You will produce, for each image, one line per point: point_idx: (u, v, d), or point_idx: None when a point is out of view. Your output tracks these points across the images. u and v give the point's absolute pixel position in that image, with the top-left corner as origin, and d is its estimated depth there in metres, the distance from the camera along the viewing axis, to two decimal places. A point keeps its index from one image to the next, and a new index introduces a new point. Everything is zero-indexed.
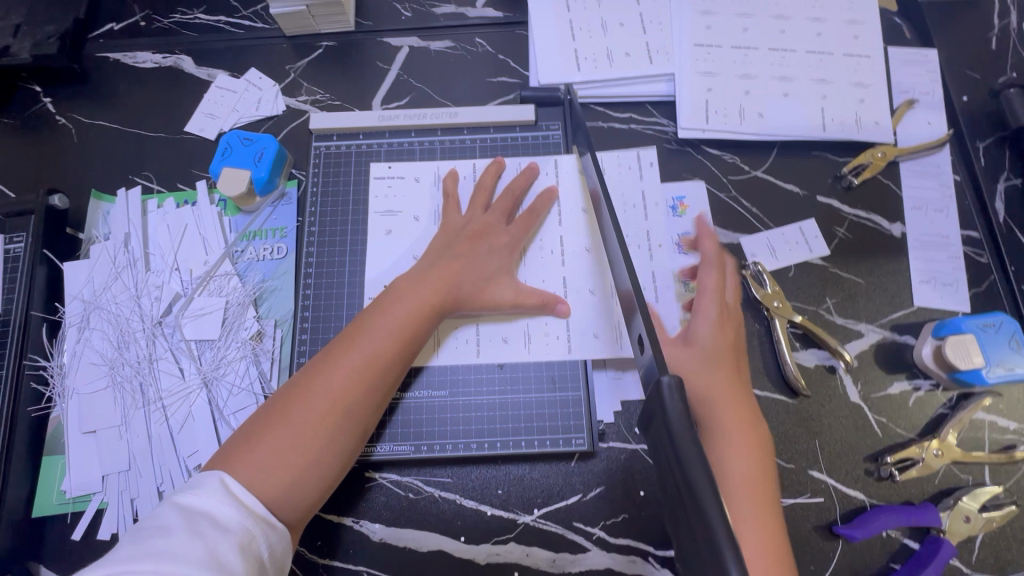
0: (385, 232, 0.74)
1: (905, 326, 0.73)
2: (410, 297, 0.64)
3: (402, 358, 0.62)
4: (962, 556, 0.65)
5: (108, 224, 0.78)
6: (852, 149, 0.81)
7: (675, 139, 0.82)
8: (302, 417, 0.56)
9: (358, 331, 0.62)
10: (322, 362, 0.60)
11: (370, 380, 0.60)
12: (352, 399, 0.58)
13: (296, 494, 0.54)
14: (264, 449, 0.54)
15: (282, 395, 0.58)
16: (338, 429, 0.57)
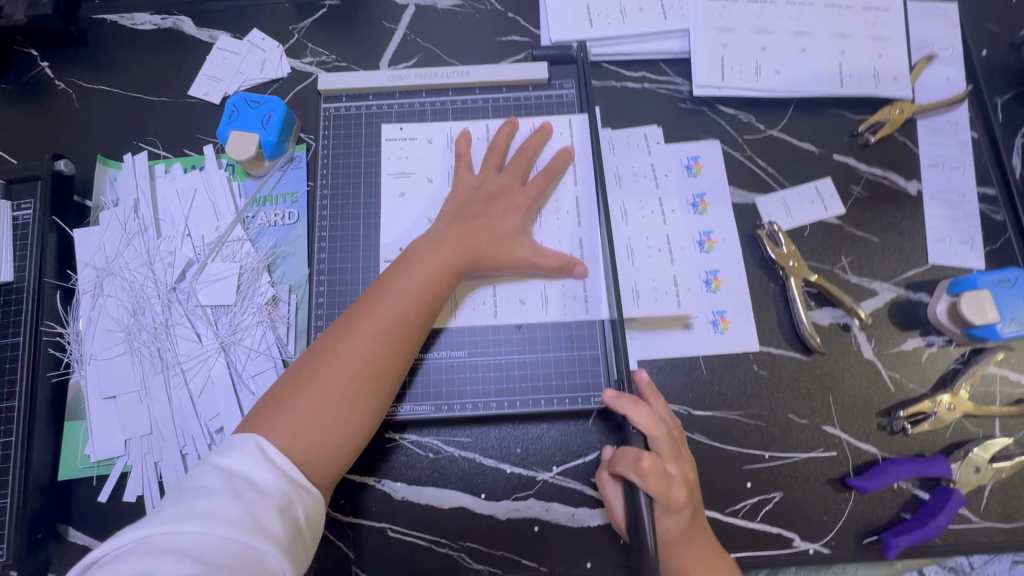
0: (399, 194, 0.74)
1: (919, 284, 0.74)
2: (429, 260, 0.64)
3: (423, 320, 0.62)
4: (971, 505, 0.66)
5: (115, 190, 0.77)
6: (869, 106, 0.80)
7: (689, 98, 0.80)
8: (328, 379, 0.57)
9: (378, 294, 0.62)
10: (345, 326, 0.60)
11: (393, 342, 0.60)
12: (376, 361, 0.59)
13: (328, 455, 0.56)
14: (294, 412, 0.55)
15: (307, 359, 0.59)
16: (364, 391, 0.58)
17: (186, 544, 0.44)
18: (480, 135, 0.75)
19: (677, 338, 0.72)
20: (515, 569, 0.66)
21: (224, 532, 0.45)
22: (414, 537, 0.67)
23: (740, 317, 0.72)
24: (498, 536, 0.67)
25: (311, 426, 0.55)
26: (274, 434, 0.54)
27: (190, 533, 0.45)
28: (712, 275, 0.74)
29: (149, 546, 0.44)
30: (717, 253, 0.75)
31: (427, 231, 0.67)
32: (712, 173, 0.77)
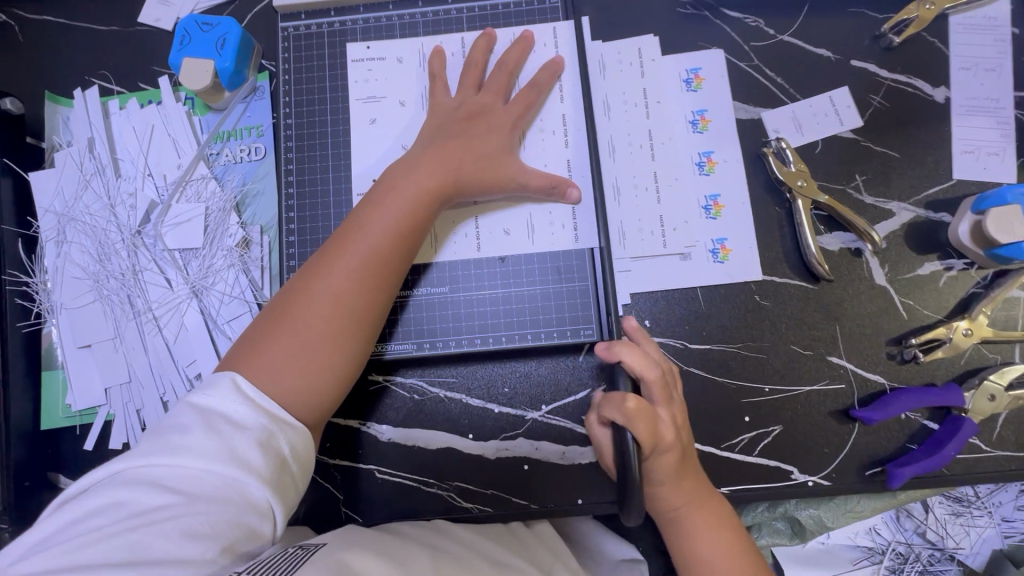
0: (370, 120, 0.68)
1: (941, 203, 0.67)
2: (407, 188, 0.59)
3: (402, 254, 0.58)
4: (983, 435, 0.63)
5: (69, 130, 0.71)
6: (894, 3, 0.70)
7: (691, 1, 0.71)
8: (304, 322, 0.53)
9: (353, 229, 0.57)
10: (317, 265, 0.56)
11: (371, 279, 0.56)
12: (355, 301, 0.55)
13: (309, 399, 0.53)
14: (269, 357, 0.52)
15: (280, 302, 0.56)
16: (343, 332, 0.55)
17: (167, 476, 0.44)
18: (455, 52, 0.68)
19: (674, 269, 0.67)
20: (506, 507, 0.65)
21: (199, 465, 0.44)
22: (402, 478, 0.66)
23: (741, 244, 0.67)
24: (487, 476, 0.66)
25: (289, 370, 0.52)
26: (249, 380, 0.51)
27: (168, 468, 0.44)
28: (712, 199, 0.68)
29: (124, 479, 0.44)
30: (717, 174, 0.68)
31: (402, 160, 0.62)
32: (715, 86, 0.70)
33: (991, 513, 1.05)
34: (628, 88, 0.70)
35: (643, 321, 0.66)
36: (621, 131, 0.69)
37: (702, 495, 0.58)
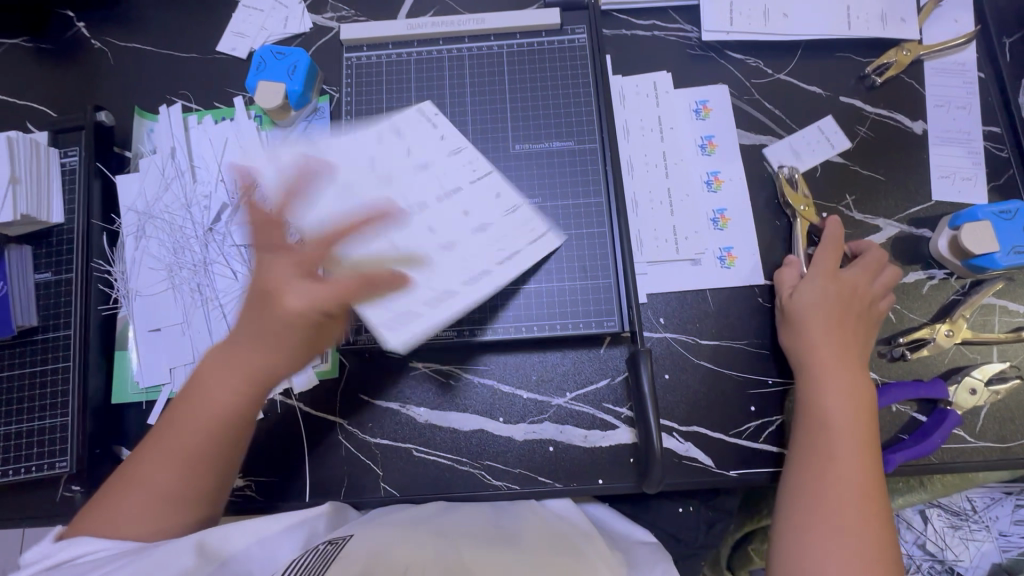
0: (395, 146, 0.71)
1: (922, 220, 0.76)
2: (234, 373, 0.57)
3: (234, 396, 0.57)
4: (967, 427, 0.69)
5: (152, 141, 0.81)
6: (876, 49, 0.81)
7: (699, 44, 0.82)
8: (153, 480, 0.56)
9: (192, 394, 0.58)
10: (163, 423, 0.57)
11: (208, 457, 0.57)
12: (188, 464, 0.56)
13: (163, 526, 0.55)
14: (119, 507, 0.55)
15: (143, 447, 0.58)
16: (191, 494, 0.56)
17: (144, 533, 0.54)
18: (469, 165, 0.72)
19: (685, 273, 0.75)
20: (532, 486, 0.71)
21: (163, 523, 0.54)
22: (437, 456, 0.72)
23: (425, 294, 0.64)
24: (515, 456, 0.72)
25: (133, 515, 0.55)
26: (101, 524, 0.54)
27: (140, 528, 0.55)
28: (476, 276, 0.66)
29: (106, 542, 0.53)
30: (513, 246, 0.69)
31: (230, 332, 0.59)
32: (721, 116, 0.80)
33: (988, 528, 1.09)
34: (645, 116, 0.80)
35: (658, 318, 0.74)
36: (639, 152, 0.79)
37: (862, 388, 0.62)
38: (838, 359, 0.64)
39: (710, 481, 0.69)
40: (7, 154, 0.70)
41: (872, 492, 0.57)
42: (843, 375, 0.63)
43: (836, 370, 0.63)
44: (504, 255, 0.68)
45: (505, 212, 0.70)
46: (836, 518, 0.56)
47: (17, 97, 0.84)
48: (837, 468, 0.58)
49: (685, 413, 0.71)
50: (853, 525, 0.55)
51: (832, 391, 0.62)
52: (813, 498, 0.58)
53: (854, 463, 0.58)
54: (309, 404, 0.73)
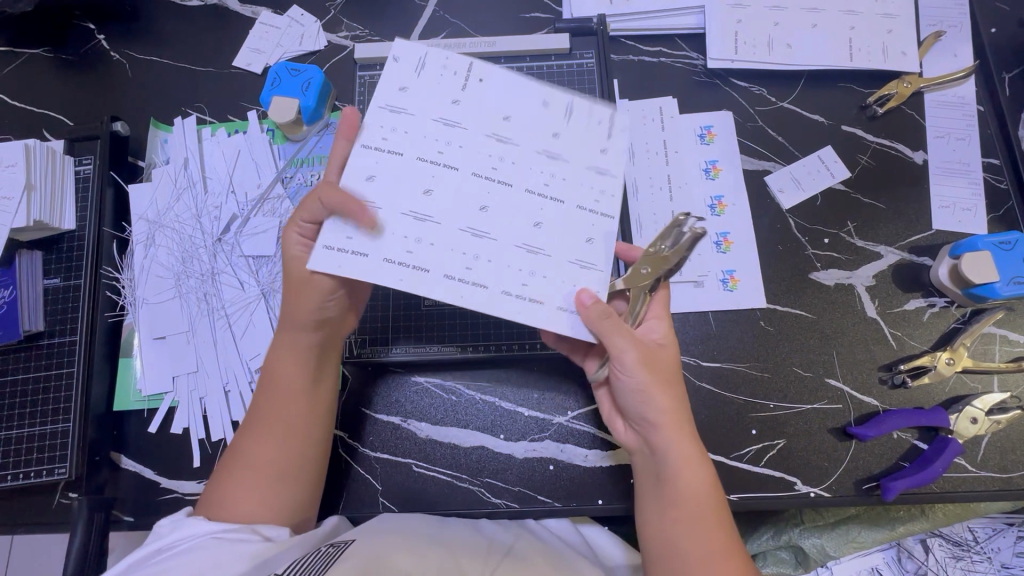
0: (503, 118, 0.54)
1: (923, 248, 0.77)
2: (301, 347, 0.62)
3: (310, 365, 0.62)
4: (968, 456, 0.69)
5: (166, 151, 0.83)
6: (878, 80, 0.83)
7: (704, 71, 0.84)
8: (263, 457, 0.59)
9: (270, 371, 0.62)
10: (259, 400, 0.61)
11: (301, 420, 0.61)
12: (291, 430, 0.61)
13: (284, 507, 0.58)
14: (230, 490, 0.57)
15: (242, 429, 0.61)
16: (297, 462, 0.60)
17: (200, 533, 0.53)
18: (594, 191, 0.54)
19: (688, 295, 0.76)
20: (531, 504, 0.71)
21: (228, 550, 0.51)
22: (436, 472, 0.72)
23: (372, 257, 0.50)
24: (515, 474, 0.72)
25: (254, 499, 0.57)
26: (213, 511, 0.56)
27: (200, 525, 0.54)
28: (467, 279, 0.50)
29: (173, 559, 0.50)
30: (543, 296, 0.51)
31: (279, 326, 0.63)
32: (725, 141, 0.81)
33: (990, 559, 1.08)
34: (651, 140, 0.82)
35: None
36: (644, 174, 0.80)
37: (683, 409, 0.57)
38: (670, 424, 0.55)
39: None
40: (24, 162, 0.71)
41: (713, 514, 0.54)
42: (665, 403, 0.55)
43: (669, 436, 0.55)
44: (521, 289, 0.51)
45: (569, 261, 0.52)
46: (674, 543, 0.54)
47: (35, 105, 0.85)
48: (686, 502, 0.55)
49: None
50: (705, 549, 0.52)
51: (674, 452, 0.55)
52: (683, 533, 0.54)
53: (693, 493, 0.55)
54: None
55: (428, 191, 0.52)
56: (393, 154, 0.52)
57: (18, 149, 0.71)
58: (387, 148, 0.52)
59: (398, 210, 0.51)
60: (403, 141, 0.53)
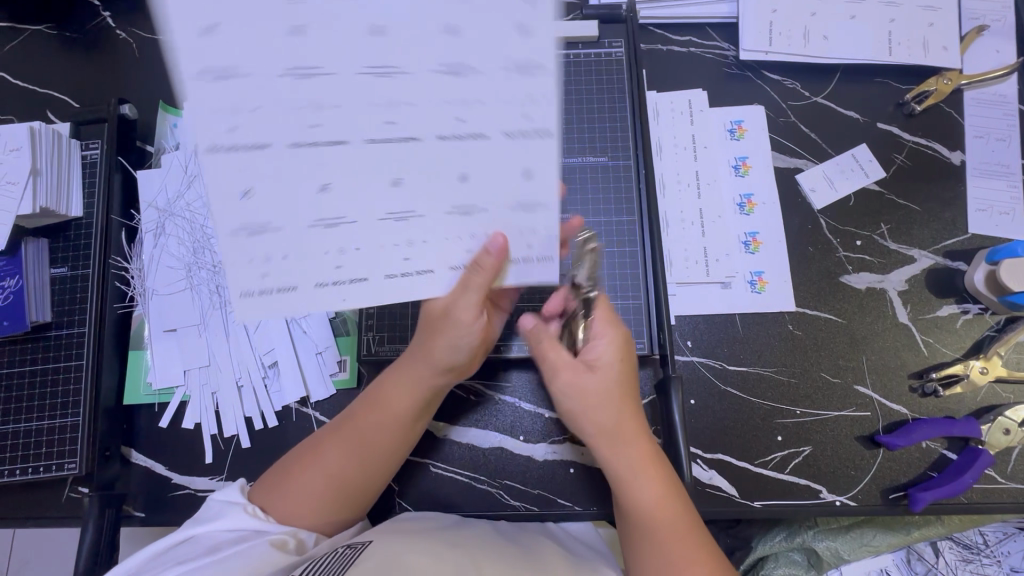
0: (387, 122, 0.42)
1: (958, 253, 0.75)
2: (421, 382, 0.60)
3: (419, 400, 0.60)
4: (998, 467, 0.68)
5: (176, 136, 0.80)
6: (917, 76, 0.80)
7: (735, 62, 0.81)
8: (344, 471, 0.58)
9: (382, 391, 0.61)
10: (361, 414, 0.60)
11: (390, 450, 0.60)
12: (381, 457, 0.59)
13: (329, 521, 0.58)
14: (296, 488, 0.57)
15: (330, 431, 0.60)
16: (365, 486, 0.59)
17: (231, 526, 0.54)
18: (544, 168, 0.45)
19: (714, 296, 0.74)
20: (550, 507, 0.69)
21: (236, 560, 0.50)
22: (455, 473, 0.70)
23: (301, 284, 0.46)
24: (535, 476, 0.70)
25: (307, 505, 0.56)
26: (269, 501, 0.57)
27: (230, 518, 0.54)
28: (409, 270, 0.48)
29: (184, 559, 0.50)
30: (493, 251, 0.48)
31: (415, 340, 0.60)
32: (756, 137, 0.78)
33: (999, 562, 1.08)
34: (678, 134, 0.79)
35: (685, 341, 0.72)
36: (671, 170, 0.78)
37: (636, 423, 0.58)
38: (626, 446, 0.57)
39: (734, 512, 0.67)
40: (29, 146, 0.68)
41: (681, 524, 0.53)
42: (613, 415, 0.57)
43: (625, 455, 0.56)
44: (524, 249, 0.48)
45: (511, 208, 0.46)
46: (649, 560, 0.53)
47: (39, 86, 0.82)
48: (644, 513, 0.54)
49: (710, 440, 0.69)
50: (672, 562, 0.51)
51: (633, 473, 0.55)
52: (652, 544, 0.53)
53: (653, 507, 0.54)
54: (325, 413, 0.71)
55: (326, 187, 0.43)
56: (253, 147, 0.41)
57: (23, 132, 0.68)
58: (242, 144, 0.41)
59: (301, 218, 0.44)
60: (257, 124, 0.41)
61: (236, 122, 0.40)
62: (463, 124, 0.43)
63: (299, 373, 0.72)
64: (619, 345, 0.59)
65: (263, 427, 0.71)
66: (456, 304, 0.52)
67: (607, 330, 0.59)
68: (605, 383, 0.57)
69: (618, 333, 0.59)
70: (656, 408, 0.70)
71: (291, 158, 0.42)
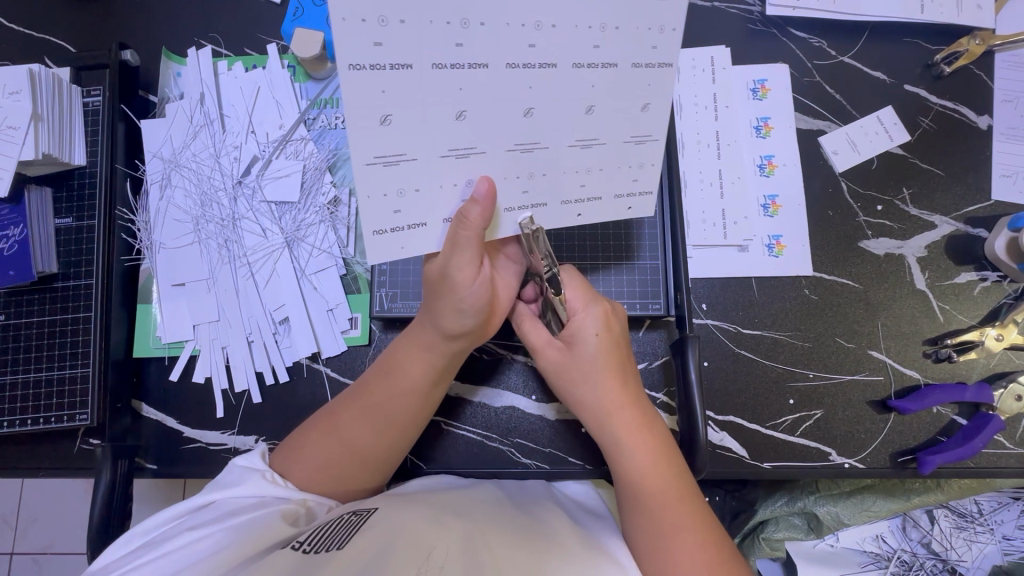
0: (528, 45, 0.42)
1: (980, 220, 0.73)
2: (434, 351, 0.58)
3: (434, 369, 0.59)
4: (1007, 433, 0.69)
5: (179, 85, 0.77)
6: (947, 37, 0.77)
7: (761, 19, 0.78)
8: (359, 440, 0.57)
9: (395, 359, 0.59)
10: (374, 380, 0.59)
11: (410, 419, 0.59)
12: (392, 428, 0.58)
13: (349, 488, 0.59)
14: (309, 451, 0.57)
15: (344, 400, 0.60)
16: (384, 455, 0.59)
17: (250, 494, 0.54)
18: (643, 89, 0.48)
19: (731, 259, 0.73)
20: (561, 465, 0.70)
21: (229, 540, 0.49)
22: (467, 431, 0.71)
23: (430, 222, 0.49)
24: (547, 435, 0.70)
25: (323, 475, 0.57)
26: (287, 466, 0.57)
27: (245, 486, 0.54)
28: (526, 203, 0.51)
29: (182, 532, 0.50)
30: (600, 190, 0.53)
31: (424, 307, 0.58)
32: (780, 97, 0.76)
33: (993, 530, 1.10)
34: (700, 93, 0.76)
35: (700, 304, 0.72)
36: (691, 129, 0.75)
37: (634, 399, 0.59)
38: (640, 437, 0.58)
39: (745, 473, 0.68)
40: (30, 89, 0.65)
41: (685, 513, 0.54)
42: (608, 392, 0.58)
43: (636, 443, 0.57)
44: (580, 190, 0.52)
45: (624, 141, 0.50)
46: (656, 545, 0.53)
47: (36, 29, 0.79)
48: (641, 488, 0.56)
49: (724, 402, 0.69)
50: (666, 531, 0.53)
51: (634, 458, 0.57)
52: (656, 525, 0.54)
53: (660, 494, 0.55)
54: (335, 370, 0.71)
55: (463, 114, 0.44)
56: (398, 66, 0.41)
57: (22, 74, 0.65)
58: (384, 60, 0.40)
59: (432, 149, 0.45)
60: (404, 39, 0.40)
61: (383, 36, 0.39)
62: (597, 50, 0.44)
63: (310, 330, 0.71)
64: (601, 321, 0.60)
65: (274, 382, 0.71)
66: (451, 262, 0.50)
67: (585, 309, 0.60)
68: (602, 365, 0.59)
69: (601, 309, 0.60)
70: (669, 369, 0.70)
71: (430, 79, 0.42)
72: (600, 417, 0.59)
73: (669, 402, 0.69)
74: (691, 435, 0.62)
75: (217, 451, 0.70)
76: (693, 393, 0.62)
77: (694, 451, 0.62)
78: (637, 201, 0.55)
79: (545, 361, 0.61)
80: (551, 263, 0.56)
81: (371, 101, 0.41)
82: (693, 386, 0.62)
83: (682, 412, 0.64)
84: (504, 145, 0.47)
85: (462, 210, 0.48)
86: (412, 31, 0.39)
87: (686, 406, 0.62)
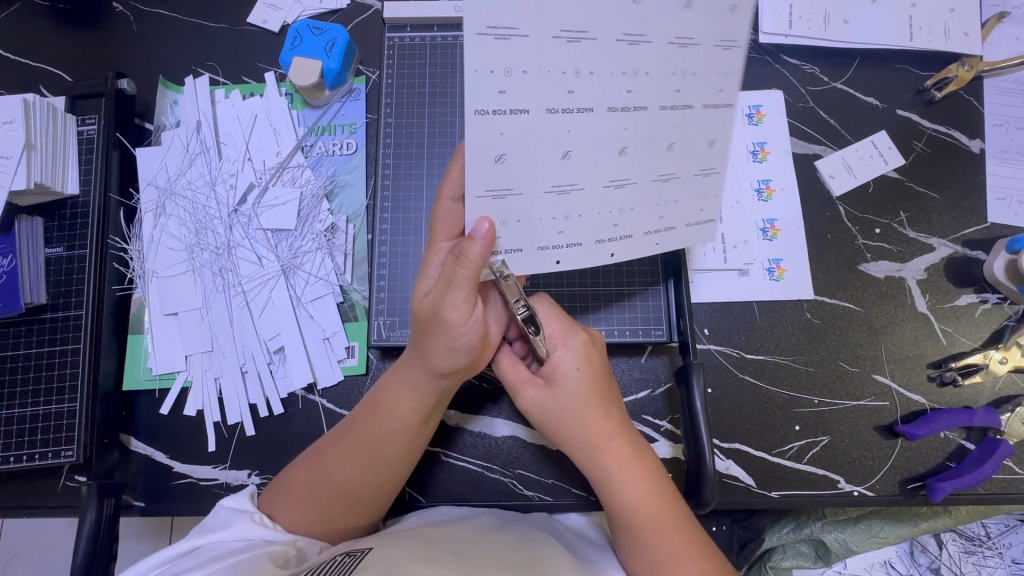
0: (629, 91, 0.44)
1: (978, 242, 0.74)
2: (420, 385, 0.56)
3: (419, 403, 0.56)
4: (1015, 458, 0.68)
5: (176, 113, 0.76)
6: (936, 63, 0.79)
7: (755, 46, 0.79)
8: (344, 480, 0.55)
9: (381, 396, 0.57)
10: (360, 418, 0.57)
11: (398, 456, 0.57)
12: (379, 467, 0.56)
13: (339, 530, 0.57)
14: (296, 494, 0.55)
15: (333, 439, 0.58)
16: (373, 494, 0.57)
17: (239, 537, 0.52)
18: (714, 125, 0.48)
19: (733, 283, 0.72)
20: (563, 497, 0.68)
21: None
22: (466, 462, 0.69)
23: (526, 247, 0.49)
24: (548, 465, 0.69)
25: (312, 518, 0.55)
26: (274, 508, 0.56)
27: (229, 531, 0.53)
28: (560, 243, 0.50)
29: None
30: (676, 220, 0.52)
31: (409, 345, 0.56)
32: (775, 122, 0.77)
33: (1001, 554, 1.08)
34: None
35: (703, 329, 0.71)
36: None
37: (617, 424, 0.57)
38: (640, 473, 0.56)
39: (752, 502, 0.66)
40: (23, 118, 0.65)
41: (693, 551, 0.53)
42: (594, 422, 0.56)
43: (634, 477, 0.55)
44: (613, 230, 0.51)
45: (699, 173, 0.50)
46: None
47: (31, 58, 0.79)
48: (633, 516, 0.54)
49: (728, 429, 0.68)
50: (666, 561, 0.52)
51: (635, 494, 0.55)
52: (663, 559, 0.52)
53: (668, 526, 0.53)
54: (332, 401, 0.69)
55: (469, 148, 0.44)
56: (519, 112, 0.42)
57: (16, 103, 0.64)
58: (508, 107, 0.42)
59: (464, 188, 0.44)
60: (525, 87, 0.41)
61: (506, 85, 0.41)
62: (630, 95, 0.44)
63: (305, 359, 0.69)
64: (583, 353, 0.58)
65: (267, 414, 0.69)
66: (444, 300, 0.49)
67: (566, 343, 0.58)
68: (597, 401, 0.57)
69: (582, 338, 0.58)
70: (672, 397, 0.69)
71: None
72: (592, 453, 0.56)
73: (673, 430, 0.68)
74: (698, 466, 0.61)
75: (207, 486, 0.67)
76: (699, 423, 0.61)
77: (700, 483, 0.60)
78: (663, 235, 0.53)
79: (526, 398, 0.58)
80: (523, 301, 0.53)
81: (488, 142, 0.42)
82: (698, 414, 0.61)
83: (688, 443, 0.62)
84: (601, 180, 0.48)
85: (461, 247, 0.46)
86: (533, 79, 0.41)
87: (693, 435, 0.60)
